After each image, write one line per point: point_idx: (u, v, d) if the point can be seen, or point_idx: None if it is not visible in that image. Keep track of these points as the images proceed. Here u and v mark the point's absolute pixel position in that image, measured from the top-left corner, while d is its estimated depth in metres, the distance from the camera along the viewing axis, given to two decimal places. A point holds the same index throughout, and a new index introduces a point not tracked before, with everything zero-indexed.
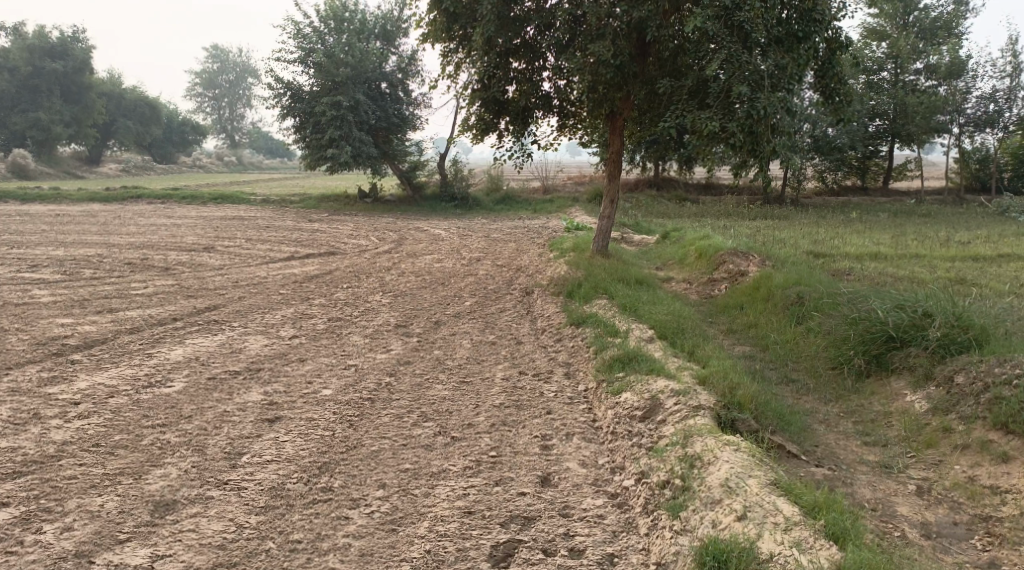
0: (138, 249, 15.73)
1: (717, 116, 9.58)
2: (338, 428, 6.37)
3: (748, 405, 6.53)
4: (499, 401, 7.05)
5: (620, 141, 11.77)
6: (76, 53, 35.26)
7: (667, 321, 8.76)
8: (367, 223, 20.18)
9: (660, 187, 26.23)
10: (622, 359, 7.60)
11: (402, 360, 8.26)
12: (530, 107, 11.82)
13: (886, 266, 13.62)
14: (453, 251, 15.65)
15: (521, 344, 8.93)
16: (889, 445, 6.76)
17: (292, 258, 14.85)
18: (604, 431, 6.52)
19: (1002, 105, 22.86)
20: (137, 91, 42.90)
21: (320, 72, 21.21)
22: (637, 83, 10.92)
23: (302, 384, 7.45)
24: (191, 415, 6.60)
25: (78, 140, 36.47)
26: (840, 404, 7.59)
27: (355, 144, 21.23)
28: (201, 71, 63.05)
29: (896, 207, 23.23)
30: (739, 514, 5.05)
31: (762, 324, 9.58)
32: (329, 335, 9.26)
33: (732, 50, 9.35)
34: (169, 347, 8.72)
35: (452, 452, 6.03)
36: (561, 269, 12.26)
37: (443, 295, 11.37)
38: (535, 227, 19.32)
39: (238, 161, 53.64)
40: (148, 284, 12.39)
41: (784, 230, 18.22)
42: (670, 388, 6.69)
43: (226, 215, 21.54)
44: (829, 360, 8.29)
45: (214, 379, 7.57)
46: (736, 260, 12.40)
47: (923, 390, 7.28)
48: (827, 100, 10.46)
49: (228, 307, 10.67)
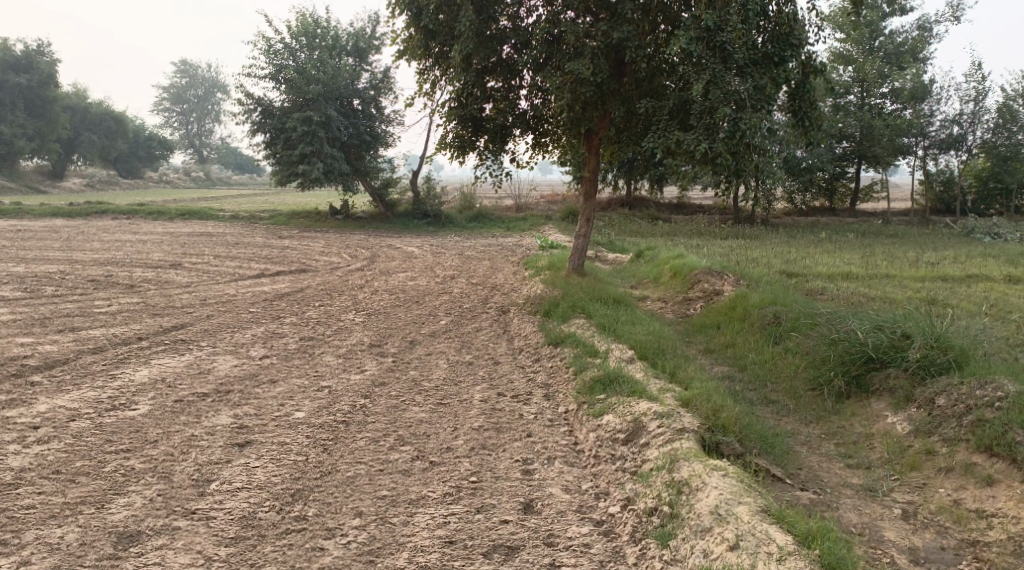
0: (102, 266, 15.36)
1: (702, 137, 9.51)
2: (312, 453, 6.15)
3: (733, 428, 6.42)
4: (478, 423, 6.88)
5: (597, 160, 11.69)
6: (41, 66, 34.83)
7: (647, 341, 8.66)
8: (338, 240, 19.94)
9: (633, 206, 26.27)
10: (603, 381, 7.47)
11: (377, 381, 8.07)
12: (507, 125, 11.72)
13: (858, 285, 13.67)
14: (426, 269, 15.47)
15: (498, 364, 8.77)
16: (873, 467, 6.68)
17: (262, 276, 14.59)
18: (586, 455, 6.38)
19: (966, 129, 23.28)
20: (103, 105, 42.34)
21: (292, 88, 21.01)
22: (615, 101, 10.86)
23: (273, 406, 7.22)
24: (157, 440, 6.34)
25: (42, 153, 35.95)
26: (821, 426, 7.51)
27: (326, 161, 21.01)
28: (170, 85, 62.58)
29: (865, 227, 23.46)
30: (732, 543, 4.94)
31: (740, 344, 9.51)
32: (301, 355, 9.03)
33: (715, 71, 9.29)
34: (134, 368, 8.45)
35: (431, 478, 5.84)
36: (537, 288, 12.12)
37: (418, 314, 11.18)
38: (509, 245, 19.20)
39: (206, 177, 53.09)
40: (112, 302, 12.06)
41: (756, 250, 18.27)
42: (653, 410, 6.56)
43: (194, 231, 21.16)
44: (809, 381, 8.22)
45: (182, 402, 7.31)
46: (711, 279, 12.36)
47: (904, 411, 7.22)
48: (798, 123, 10.45)
49: (196, 326, 10.40)
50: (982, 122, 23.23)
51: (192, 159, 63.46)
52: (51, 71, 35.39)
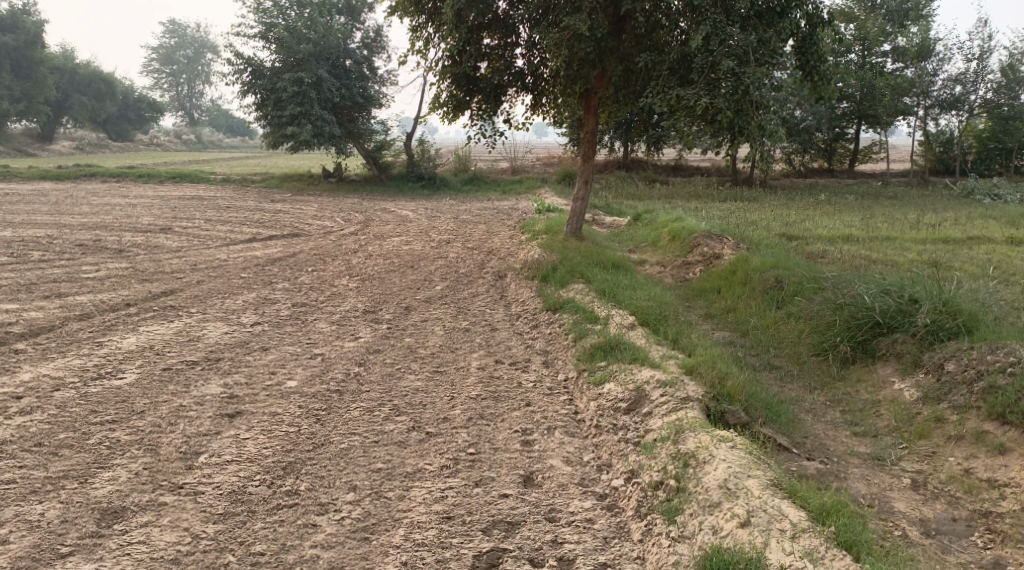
0: (91, 229, 15.07)
1: (702, 92, 9.18)
2: (304, 424, 5.96)
3: (739, 396, 6.24)
4: (476, 392, 6.69)
5: (595, 120, 11.36)
6: (27, 25, 34.13)
7: (648, 307, 8.45)
8: (332, 203, 19.64)
9: (629, 168, 25.94)
10: (603, 347, 7.28)
11: (372, 348, 7.87)
12: (503, 84, 11.39)
13: (859, 248, 13.45)
14: (421, 233, 15.22)
15: (496, 331, 8.58)
16: (880, 435, 6.52)
17: (255, 240, 14.34)
18: (587, 424, 6.20)
19: (969, 88, 22.83)
20: (91, 66, 41.45)
21: (282, 47, 20.51)
22: (613, 59, 10.53)
23: (264, 375, 7.02)
24: (144, 410, 6.14)
25: (30, 115, 35.36)
26: (826, 392, 7.34)
27: (317, 122, 20.59)
28: (159, 46, 61.64)
29: (864, 189, 23.21)
30: (743, 520, 4.76)
31: (741, 308, 9.31)
32: (294, 321, 8.82)
33: (715, 22, 9.09)
34: (122, 335, 8.22)
35: (427, 450, 5.65)
36: (534, 252, 11.88)
37: (412, 279, 10.94)
38: (504, 208, 18.92)
39: (197, 140, 52.43)
40: (100, 267, 11.79)
41: (754, 212, 18.02)
42: (656, 378, 6.37)
43: (185, 194, 20.81)
44: (813, 347, 8.03)
45: (170, 370, 7.11)
46: (710, 242, 12.13)
47: (911, 377, 7.05)
48: (807, 78, 10.09)
49: (186, 292, 10.17)
50: (985, 81, 22.80)
51: (182, 122, 62.61)
52: (37, 30, 34.67)
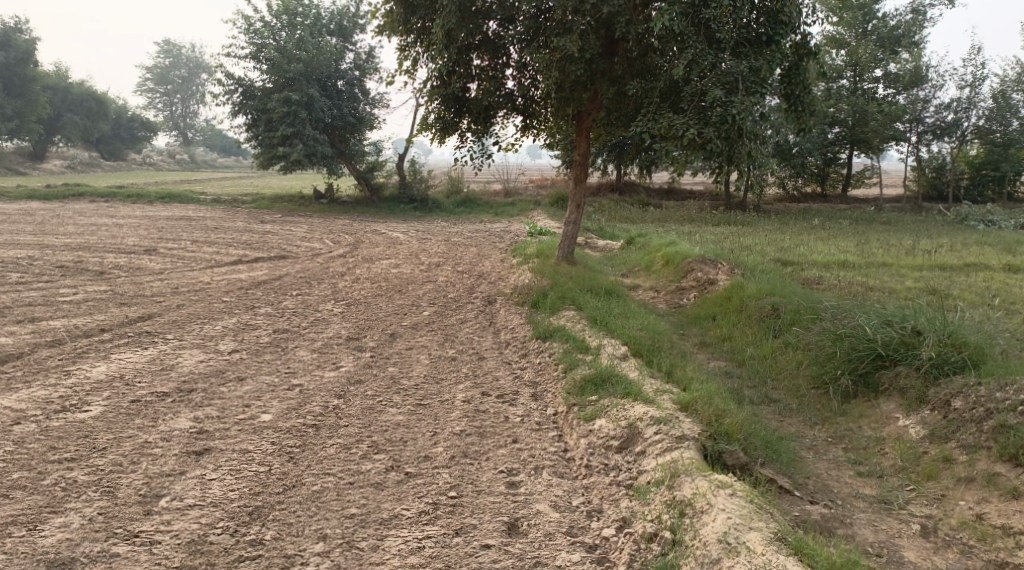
0: (73, 250, 14.70)
1: (692, 121, 8.93)
2: (275, 462, 5.61)
3: (737, 436, 5.90)
4: (460, 427, 6.34)
5: (587, 143, 11.09)
6: (19, 44, 33.92)
7: (641, 337, 8.12)
8: (321, 225, 19.33)
9: (623, 191, 25.72)
10: (594, 380, 6.95)
11: (353, 378, 7.51)
12: (492, 106, 11.13)
13: (856, 275, 13.17)
14: (411, 255, 14.90)
15: (483, 360, 8.24)
16: (886, 476, 6.19)
17: (240, 262, 13.98)
18: (577, 464, 5.87)
19: (961, 114, 22.71)
20: (85, 85, 41.20)
21: (273, 68, 20.26)
22: (604, 82, 10.24)
23: (237, 407, 6.64)
24: (107, 447, 5.78)
25: (21, 134, 35.00)
26: (827, 428, 7.02)
27: (308, 143, 20.32)
28: (153, 66, 61.57)
29: (857, 214, 23.02)
30: None
31: (737, 337, 8.99)
32: (274, 349, 8.47)
33: (697, 49, 8.83)
34: (91, 364, 7.85)
35: (406, 493, 5.31)
36: (524, 277, 11.57)
37: (400, 304, 10.62)
38: (497, 231, 18.62)
39: (191, 159, 52.18)
40: (79, 290, 11.44)
41: (749, 236, 17.77)
42: (650, 415, 6.03)
43: (173, 215, 20.48)
44: (812, 379, 7.71)
45: (139, 402, 6.74)
46: (704, 267, 11.85)
47: (917, 413, 6.73)
48: (791, 108, 9.81)
49: (165, 316, 9.81)
50: (977, 108, 22.70)
51: (176, 141, 62.38)
52: (30, 49, 34.45)
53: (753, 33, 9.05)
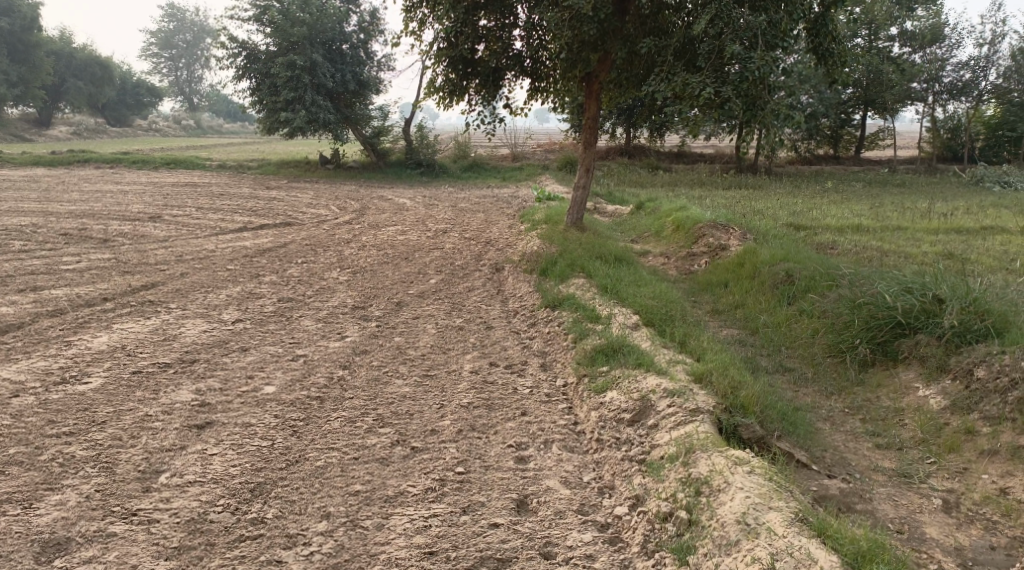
0: (77, 218, 14.53)
1: (709, 80, 8.64)
2: (278, 437, 5.47)
3: (753, 408, 5.72)
4: (468, 400, 6.18)
5: (597, 105, 10.80)
6: (22, 9, 33.52)
7: (653, 305, 7.93)
8: (327, 191, 19.10)
9: (632, 155, 25.35)
10: (606, 351, 6.77)
11: (358, 349, 7.35)
12: (501, 67, 10.84)
13: (870, 239, 12.91)
14: (418, 222, 14.69)
15: (491, 329, 8.07)
16: (905, 449, 6.01)
17: (245, 230, 13.78)
18: (587, 438, 5.72)
19: (978, 73, 22.23)
20: (89, 50, 40.73)
21: (277, 32, 19.89)
22: (616, 41, 9.93)
23: (240, 379, 6.49)
24: (106, 421, 5.64)
25: (26, 100, 34.72)
26: (844, 398, 6.82)
27: (312, 108, 20.02)
28: (158, 30, 60.95)
29: (870, 176, 22.64)
30: (765, 564, 4.27)
31: (750, 304, 8.78)
32: (278, 318, 8.31)
33: (723, 5, 8.52)
34: (92, 334, 7.70)
35: (413, 468, 5.18)
36: (533, 243, 11.34)
37: (406, 272, 10.43)
38: (504, 196, 18.36)
39: (197, 125, 51.83)
40: (82, 258, 11.28)
41: (760, 200, 17.47)
42: (663, 387, 5.87)
43: (178, 181, 20.27)
44: (828, 348, 7.50)
45: (140, 374, 6.59)
46: (716, 232, 11.61)
47: (937, 383, 6.53)
48: (821, 59, 9.53)
49: (168, 285, 9.64)
50: (995, 67, 22.18)
51: (182, 107, 62.03)
52: (33, 14, 34.02)
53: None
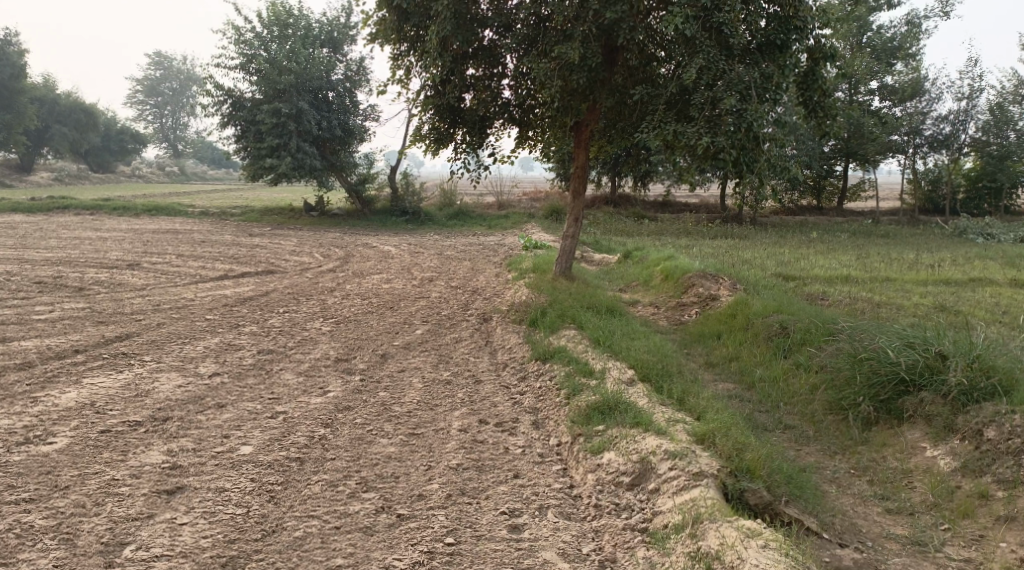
0: (54, 265, 14.18)
1: (702, 130, 8.50)
2: (254, 503, 5.16)
3: (760, 472, 5.43)
4: (457, 461, 5.86)
5: (586, 154, 10.63)
6: (9, 56, 33.45)
7: (648, 359, 7.66)
8: (311, 238, 18.86)
9: (618, 204, 25.31)
10: (601, 409, 6.46)
11: (341, 405, 7.00)
12: (488, 115, 10.67)
13: (859, 290, 12.75)
14: (403, 270, 14.42)
15: (480, 384, 7.75)
16: (917, 514, 5.73)
17: (226, 278, 13.46)
18: (584, 503, 5.45)
19: (958, 126, 22.42)
20: (73, 96, 40.61)
21: (263, 79, 19.80)
22: (604, 91, 9.82)
23: (215, 439, 6.13)
24: (70, 485, 5.30)
25: (8, 146, 34.36)
26: (849, 458, 6.54)
27: (297, 155, 19.86)
28: (143, 77, 61.16)
29: (854, 227, 22.66)
30: None
31: (744, 356, 8.52)
32: (257, 372, 7.96)
33: (711, 55, 8.38)
34: (62, 390, 7.32)
35: (398, 540, 4.89)
36: (521, 293, 11.09)
37: (391, 322, 10.14)
38: (490, 244, 18.17)
39: (181, 171, 51.69)
40: (56, 307, 10.92)
41: (747, 250, 17.34)
42: (664, 448, 5.62)
43: (160, 227, 19.98)
44: (829, 405, 7.22)
45: (110, 433, 6.22)
46: (706, 282, 11.40)
47: (945, 444, 6.27)
48: (809, 113, 9.49)
49: (144, 336, 9.28)
50: (973, 120, 22.41)
51: (166, 153, 61.95)
52: (19, 61, 33.93)
53: (759, 41, 8.56)
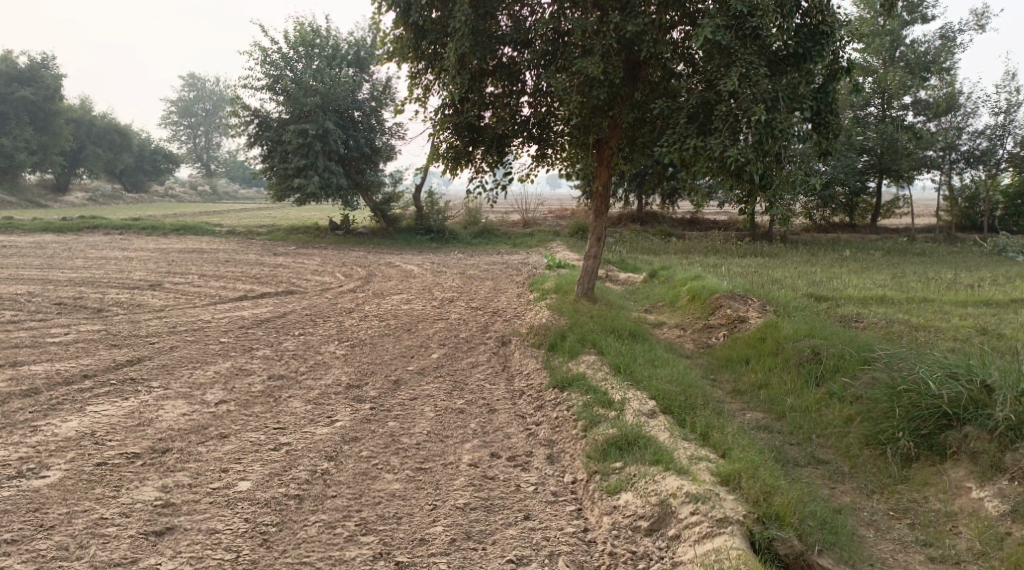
0: (77, 286, 14.07)
1: (728, 140, 8.15)
2: (245, 547, 4.94)
3: (790, 518, 5.06)
4: (465, 500, 5.51)
5: (607, 172, 10.26)
6: (45, 79, 33.91)
7: (670, 390, 7.25)
8: (335, 257, 18.68)
9: (645, 221, 24.91)
10: (619, 444, 6.07)
11: (349, 436, 6.68)
12: (507, 135, 10.33)
13: (894, 312, 12.23)
14: (425, 290, 14.12)
15: (495, 413, 7.39)
16: (963, 563, 5.34)
17: (246, 299, 13.25)
18: (598, 548, 5.11)
19: (995, 141, 21.76)
20: (107, 117, 41.11)
21: (289, 100, 19.72)
22: (624, 106, 9.50)
23: (213, 474, 5.83)
24: (55, 524, 5.10)
25: (44, 167, 34.76)
26: (887, 498, 6.11)
27: (323, 175, 19.73)
28: (177, 99, 62.09)
29: (888, 245, 22.03)
30: None
31: (773, 384, 8.06)
32: (265, 400, 7.66)
33: (747, 63, 7.94)
34: (63, 418, 7.08)
35: None
36: (542, 315, 10.73)
37: (408, 345, 9.83)
38: (515, 263, 17.83)
39: (213, 191, 52.17)
40: (72, 330, 10.75)
41: (777, 269, 16.84)
42: (685, 490, 5.29)
43: (186, 247, 19.92)
44: (865, 438, 6.76)
45: (105, 466, 5.96)
46: (734, 303, 10.99)
47: (992, 484, 5.81)
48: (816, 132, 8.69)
49: (155, 360, 9.03)
50: (1011, 135, 21.71)
51: (199, 173, 62.60)
52: (56, 84, 34.39)
53: (787, 50, 8.23)
